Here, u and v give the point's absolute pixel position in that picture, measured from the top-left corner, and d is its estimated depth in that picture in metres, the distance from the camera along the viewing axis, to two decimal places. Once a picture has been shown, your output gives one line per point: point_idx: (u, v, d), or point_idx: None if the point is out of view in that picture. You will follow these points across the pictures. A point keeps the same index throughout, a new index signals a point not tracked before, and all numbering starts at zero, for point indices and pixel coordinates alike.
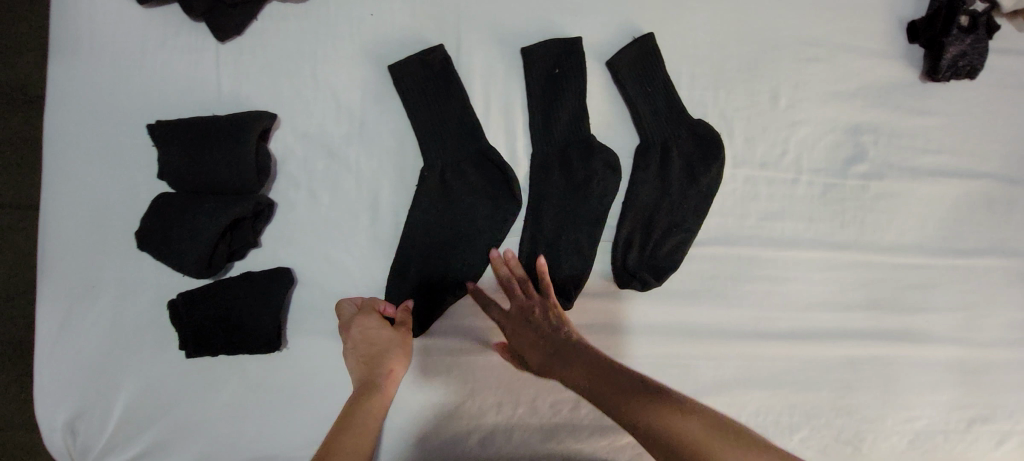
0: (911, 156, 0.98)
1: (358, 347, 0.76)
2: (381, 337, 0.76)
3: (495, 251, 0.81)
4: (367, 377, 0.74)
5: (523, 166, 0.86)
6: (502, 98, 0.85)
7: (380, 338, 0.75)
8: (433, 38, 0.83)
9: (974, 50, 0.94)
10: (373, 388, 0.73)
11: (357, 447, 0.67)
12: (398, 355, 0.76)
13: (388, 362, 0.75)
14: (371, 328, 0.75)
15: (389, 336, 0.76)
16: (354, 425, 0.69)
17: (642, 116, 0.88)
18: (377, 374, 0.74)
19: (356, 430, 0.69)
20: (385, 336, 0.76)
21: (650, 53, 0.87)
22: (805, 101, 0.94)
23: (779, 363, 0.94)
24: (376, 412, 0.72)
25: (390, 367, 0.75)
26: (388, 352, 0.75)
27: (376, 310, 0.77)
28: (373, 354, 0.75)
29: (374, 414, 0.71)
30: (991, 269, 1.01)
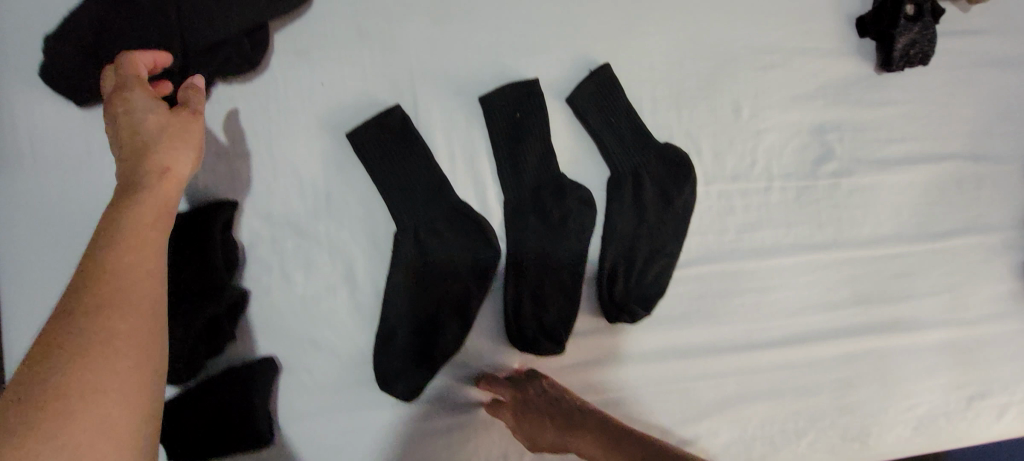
0: (877, 148, 0.99)
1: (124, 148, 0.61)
2: (147, 116, 0.61)
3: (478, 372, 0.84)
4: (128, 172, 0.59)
5: (496, 214, 0.85)
6: (466, 151, 0.84)
7: (148, 122, 0.61)
8: (388, 99, 0.81)
9: (923, 37, 0.96)
10: (139, 187, 0.58)
11: (122, 267, 0.53)
12: (178, 140, 0.62)
13: (163, 154, 0.60)
14: (133, 102, 0.62)
15: (160, 120, 0.62)
16: (117, 256, 0.53)
17: (609, 148, 0.87)
18: (147, 141, 0.61)
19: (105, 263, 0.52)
20: (156, 111, 0.62)
21: (609, 84, 0.87)
22: (767, 109, 0.95)
23: (777, 372, 0.94)
24: (154, 223, 0.57)
25: (162, 144, 0.61)
26: (158, 130, 0.61)
27: (140, 66, 0.66)
28: (138, 134, 0.61)
29: (146, 219, 0.56)
30: (969, 247, 1.02)
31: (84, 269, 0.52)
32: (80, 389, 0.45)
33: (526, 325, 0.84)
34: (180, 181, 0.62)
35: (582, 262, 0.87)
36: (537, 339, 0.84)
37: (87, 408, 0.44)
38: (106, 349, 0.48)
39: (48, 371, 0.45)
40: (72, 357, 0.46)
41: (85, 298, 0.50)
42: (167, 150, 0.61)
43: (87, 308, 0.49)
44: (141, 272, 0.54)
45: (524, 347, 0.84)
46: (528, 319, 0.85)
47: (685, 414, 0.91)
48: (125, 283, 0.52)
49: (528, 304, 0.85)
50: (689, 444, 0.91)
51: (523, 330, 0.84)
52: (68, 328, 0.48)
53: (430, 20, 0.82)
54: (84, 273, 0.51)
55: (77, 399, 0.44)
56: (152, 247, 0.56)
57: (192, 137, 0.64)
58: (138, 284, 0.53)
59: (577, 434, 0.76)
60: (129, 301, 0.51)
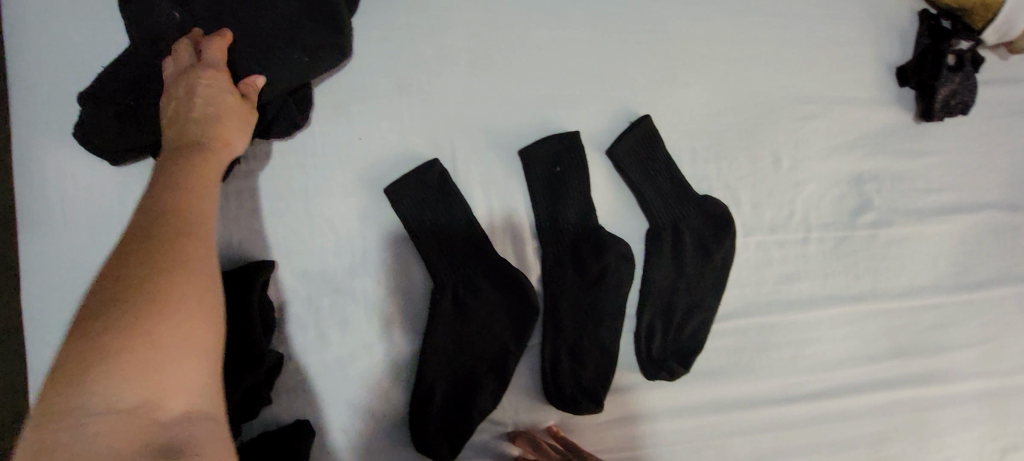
0: (915, 198, 0.98)
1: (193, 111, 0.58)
2: (218, 95, 0.60)
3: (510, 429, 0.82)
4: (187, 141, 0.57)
5: (534, 268, 0.83)
6: (505, 205, 0.82)
7: (223, 100, 0.60)
8: (426, 152, 0.79)
9: (964, 88, 0.94)
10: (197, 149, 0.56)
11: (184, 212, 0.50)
12: (244, 127, 0.62)
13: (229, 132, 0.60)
14: (214, 79, 0.61)
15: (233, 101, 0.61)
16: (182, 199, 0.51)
17: (649, 201, 0.86)
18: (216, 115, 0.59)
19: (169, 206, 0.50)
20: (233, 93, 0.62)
21: (650, 137, 0.85)
22: (806, 159, 0.93)
23: (815, 426, 0.93)
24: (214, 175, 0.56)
25: (232, 126, 0.60)
26: (231, 113, 0.60)
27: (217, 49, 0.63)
28: (213, 107, 0.59)
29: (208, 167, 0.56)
30: (1004, 297, 1.01)
31: (146, 210, 0.49)
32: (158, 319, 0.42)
33: (563, 383, 0.82)
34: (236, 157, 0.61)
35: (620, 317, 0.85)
36: (575, 398, 0.82)
37: (183, 328, 0.44)
38: (182, 281, 0.45)
39: (127, 300, 0.42)
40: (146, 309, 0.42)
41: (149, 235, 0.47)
42: (234, 132, 0.60)
43: (152, 249, 0.46)
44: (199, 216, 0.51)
45: (561, 406, 0.82)
46: (565, 377, 0.83)
47: None
48: (193, 224, 0.50)
49: (566, 362, 0.83)
50: None
51: (560, 388, 0.82)
52: (147, 265, 0.45)
53: (470, 72, 0.80)
54: (150, 213, 0.49)
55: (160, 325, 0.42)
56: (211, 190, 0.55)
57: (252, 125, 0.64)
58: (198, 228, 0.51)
59: None
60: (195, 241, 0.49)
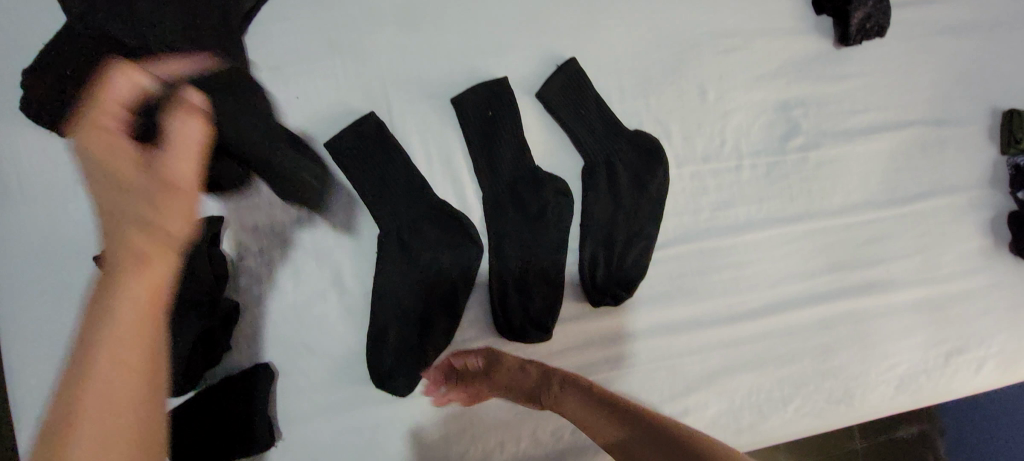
0: (841, 120, 1.02)
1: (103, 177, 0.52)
2: (119, 158, 0.51)
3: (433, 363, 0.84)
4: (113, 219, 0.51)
5: (475, 209, 0.88)
6: (443, 153, 0.87)
7: (139, 190, 0.52)
8: (362, 107, 0.84)
9: (878, 11, 0.99)
10: (128, 223, 0.51)
11: (120, 318, 0.49)
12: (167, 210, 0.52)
13: (142, 206, 0.52)
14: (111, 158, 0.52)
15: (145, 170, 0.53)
16: (117, 301, 0.49)
17: (581, 138, 0.90)
18: (121, 175, 0.52)
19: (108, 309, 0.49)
20: (127, 156, 0.52)
21: (576, 78, 0.89)
22: (732, 90, 0.98)
23: (760, 342, 0.98)
24: (157, 272, 0.51)
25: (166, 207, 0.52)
26: (157, 203, 0.52)
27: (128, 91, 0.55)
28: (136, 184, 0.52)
29: (137, 269, 0.50)
30: (936, 208, 1.06)
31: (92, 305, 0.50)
32: (102, 409, 0.46)
33: (512, 315, 0.87)
34: (177, 237, 0.53)
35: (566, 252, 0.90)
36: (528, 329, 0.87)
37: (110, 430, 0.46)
38: (115, 386, 0.47)
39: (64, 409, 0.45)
40: (74, 416, 0.45)
41: (88, 342, 0.48)
42: (171, 217, 0.52)
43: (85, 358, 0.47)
44: (142, 310, 0.50)
45: (512, 336, 0.87)
46: (514, 309, 0.87)
47: (674, 390, 0.94)
48: (116, 326, 0.48)
49: (514, 296, 0.88)
50: (679, 418, 0.94)
51: (510, 319, 0.87)
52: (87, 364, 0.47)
53: (398, 28, 0.85)
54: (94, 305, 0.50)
55: (101, 408, 0.46)
56: (153, 276, 0.51)
57: (181, 196, 0.54)
58: (138, 327, 0.50)
59: (568, 406, 0.78)
60: (121, 351, 0.48)
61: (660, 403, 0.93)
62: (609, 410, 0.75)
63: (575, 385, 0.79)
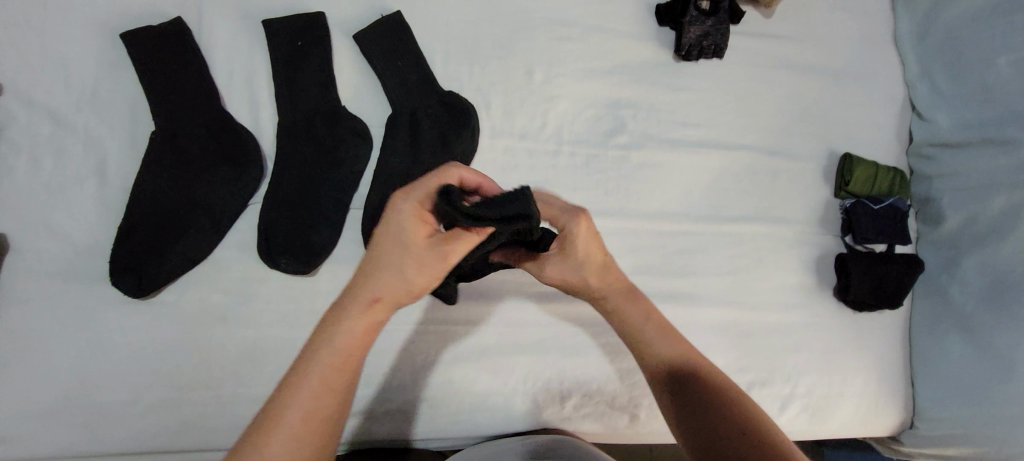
0: (671, 129, 1.04)
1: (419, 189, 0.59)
2: (399, 233, 0.59)
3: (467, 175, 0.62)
4: (381, 245, 0.60)
5: (267, 134, 0.88)
6: (245, 73, 0.87)
7: (400, 255, 0.59)
8: (172, 12, 0.86)
9: (716, 32, 1.03)
10: (388, 276, 0.59)
11: (331, 353, 0.56)
12: (421, 270, 0.60)
13: (411, 270, 0.59)
14: (395, 237, 0.59)
15: (415, 276, 0.59)
16: (348, 331, 0.57)
17: (390, 88, 0.92)
18: (407, 238, 0.59)
19: (368, 292, 0.59)
20: (418, 244, 0.59)
21: (397, 29, 0.92)
22: (560, 77, 1.00)
23: (548, 328, 0.94)
24: (388, 294, 0.59)
25: (415, 271, 0.59)
26: (410, 275, 0.59)
27: (459, 181, 0.61)
28: (376, 274, 0.59)
29: (412, 292, 0.60)
30: (758, 235, 1.05)
31: (317, 334, 0.57)
32: (298, 409, 0.53)
33: (275, 242, 0.84)
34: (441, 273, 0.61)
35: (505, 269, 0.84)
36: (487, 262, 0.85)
37: (296, 430, 0.52)
38: (325, 373, 0.55)
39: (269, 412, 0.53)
40: (270, 413, 0.53)
41: (315, 342, 0.57)
42: (422, 278, 0.60)
43: (315, 365, 0.55)
44: (341, 362, 0.56)
45: (268, 262, 0.84)
46: (280, 236, 0.85)
47: (441, 358, 0.90)
48: (345, 343, 0.56)
49: (283, 223, 0.85)
50: (441, 389, 0.90)
51: (271, 244, 0.84)
52: (307, 376, 0.54)
53: None
54: (320, 353, 0.56)
55: (292, 408, 0.53)
56: (356, 353, 0.57)
57: (443, 266, 0.60)
58: (342, 368, 0.56)
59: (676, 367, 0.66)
60: (330, 378, 0.55)
61: (420, 370, 0.89)
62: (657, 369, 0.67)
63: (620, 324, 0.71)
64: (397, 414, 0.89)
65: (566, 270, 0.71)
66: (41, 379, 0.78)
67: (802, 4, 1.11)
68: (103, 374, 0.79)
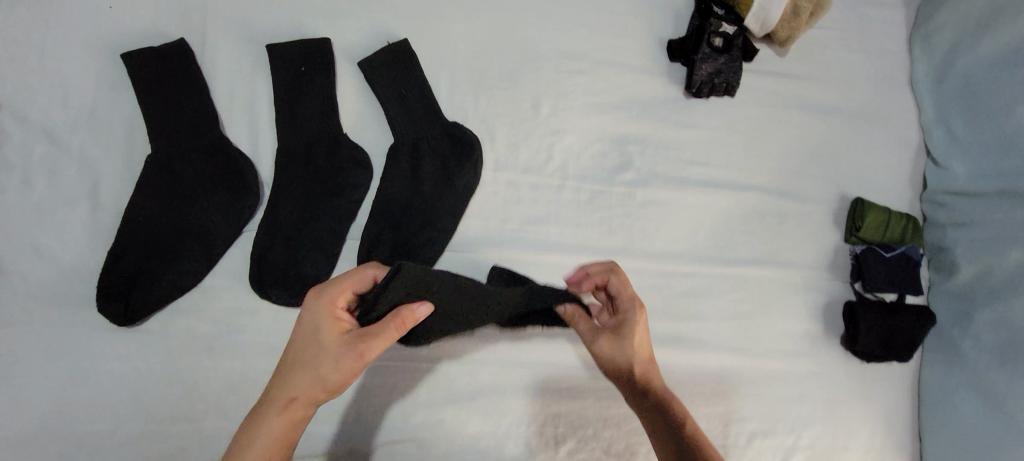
0: (678, 167, 1.01)
1: (334, 291, 0.69)
2: (311, 329, 0.68)
3: (371, 270, 0.71)
4: (303, 345, 0.68)
5: (265, 160, 0.86)
6: (246, 97, 0.86)
7: (311, 350, 0.67)
8: (175, 33, 0.85)
9: (729, 69, 1.01)
10: (301, 370, 0.67)
11: (263, 439, 0.64)
12: (331, 367, 0.66)
13: (325, 366, 0.66)
14: (309, 332, 0.68)
15: (330, 369, 0.66)
16: (276, 418, 0.66)
17: (393, 116, 0.90)
18: (321, 337, 0.67)
19: (287, 391, 0.67)
20: (326, 340, 0.67)
21: (403, 58, 0.90)
22: (567, 110, 0.98)
23: (543, 369, 0.91)
24: (303, 393, 0.66)
25: (325, 366, 0.66)
26: (321, 371, 0.66)
27: (371, 279, 0.71)
28: (294, 367, 0.67)
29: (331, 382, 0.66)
30: (764, 279, 1.02)
31: (246, 426, 0.66)
32: None
33: (268, 272, 0.82)
34: (358, 367, 0.66)
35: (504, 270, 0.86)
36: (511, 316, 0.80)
37: None
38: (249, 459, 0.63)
39: None
40: None
41: (249, 427, 0.66)
42: (334, 373, 0.66)
43: (238, 454, 0.64)
44: (265, 448, 0.64)
45: (260, 292, 0.82)
46: (273, 265, 0.82)
47: (430, 397, 0.88)
48: (265, 430, 0.65)
49: (278, 252, 0.83)
50: (431, 429, 0.87)
51: (264, 272, 0.82)
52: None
53: None
54: (245, 442, 0.64)
55: None
56: (273, 442, 0.65)
57: (357, 362, 0.66)
58: (265, 455, 0.64)
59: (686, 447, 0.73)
60: None
61: (410, 409, 0.87)
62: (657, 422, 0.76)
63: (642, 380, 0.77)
64: (385, 453, 0.85)
65: (619, 347, 0.77)
66: (19, 405, 0.75)
67: (816, 44, 1.09)
68: (84, 403, 0.77)
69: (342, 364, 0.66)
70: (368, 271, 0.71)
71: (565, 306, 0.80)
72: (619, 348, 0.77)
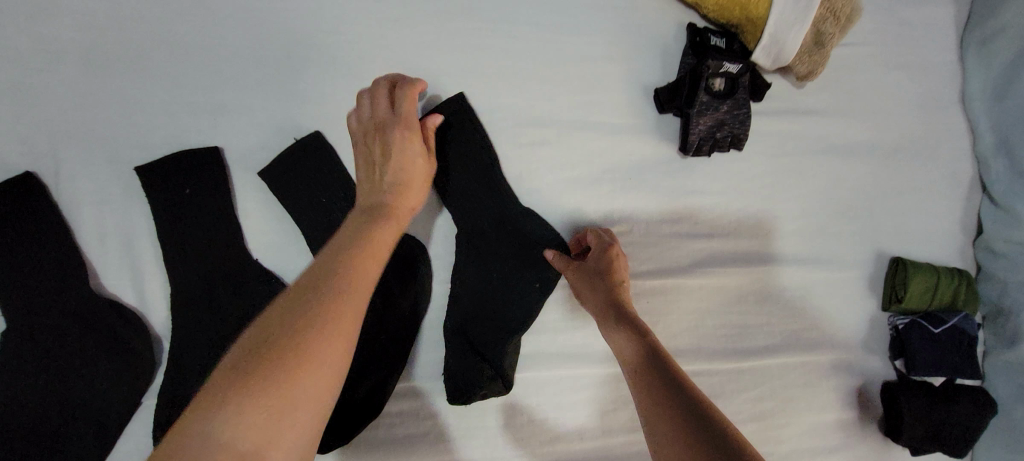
0: (677, 245, 0.83)
1: (397, 162, 0.66)
2: (400, 149, 0.66)
3: (422, 84, 0.69)
4: (370, 190, 0.66)
5: (158, 307, 0.69)
6: (121, 232, 0.68)
7: (399, 167, 0.66)
8: (20, 163, 0.67)
9: (733, 118, 0.80)
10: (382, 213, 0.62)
11: (331, 305, 0.49)
12: (408, 177, 0.66)
13: (411, 186, 0.66)
14: (382, 115, 0.67)
15: (411, 165, 0.67)
16: (339, 287, 0.50)
17: (313, 234, 0.71)
18: (407, 166, 0.66)
19: (364, 223, 0.60)
20: (400, 153, 0.66)
21: (317, 157, 0.71)
22: (533, 192, 0.79)
23: None
24: (382, 235, 0.59)
25: (404, 189, 0.66)
26: (394, 177, 0.66)
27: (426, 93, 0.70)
28: (375, 191, 0.65)
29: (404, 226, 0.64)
30: (786, 367, 0.86)
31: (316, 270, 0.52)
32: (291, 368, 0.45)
33: None
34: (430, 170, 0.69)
35: (546, 229, 0.77)
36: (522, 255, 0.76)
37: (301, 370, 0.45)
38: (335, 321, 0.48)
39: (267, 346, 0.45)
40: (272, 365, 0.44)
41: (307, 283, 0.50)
42: (415, 196, 0.67)
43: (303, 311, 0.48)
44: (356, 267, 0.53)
45: None
46: None
47: None
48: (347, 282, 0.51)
49: None
50: None
51: None
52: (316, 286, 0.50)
53: (87, 68, 0.68)
54: (299, 299, 0.49)
55: (284, 356, 0.45)
56: (358, 297, 0.51)
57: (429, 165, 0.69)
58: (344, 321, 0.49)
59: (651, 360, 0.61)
60: (335, 329, 0.48)
61: None
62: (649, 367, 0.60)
63: (628, 318, 0.66)
64: None
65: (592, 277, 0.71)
66: None
67: (842, 66, 0.87)
68: None
69: (422, 172, 0.68)
70: (421, 85, 0.69)
71: (551, 251, 0.74)
72: (594, 283, 0.71)
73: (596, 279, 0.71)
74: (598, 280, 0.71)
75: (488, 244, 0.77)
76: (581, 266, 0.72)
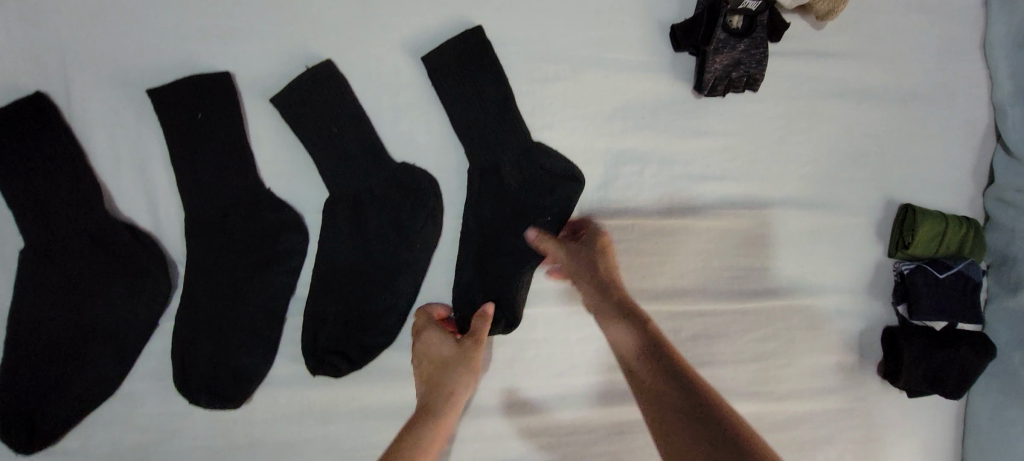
0: (686, 187, 0.83)
1: (437, 357, 0.70)
2: (438, 349, 0.70)
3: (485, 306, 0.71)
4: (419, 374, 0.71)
5: (172, 231, 0.70)
6: (133, 156, 0.69)
7: (438, 352, 0.70)
8: (29, 83, 0.66)
9: (750, 57, 0.79)
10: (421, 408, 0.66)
11: None
12: (452, 369, 0.68)
13: (450, 367, 0.69)
14: (429, 343, 0.71)
15: (451, 354, 0.69)
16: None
17: (326, 164, 0.72)
18: (445, 353, 0.70)
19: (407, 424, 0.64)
20: (439, 363, 0.69)
21: (329, 85, 0.71)
22: (545, 129, 0.79)
23: (531, 439, 0.80)
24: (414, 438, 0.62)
25: (447, 379, 0.68)
26: (440, 369, 0.69)
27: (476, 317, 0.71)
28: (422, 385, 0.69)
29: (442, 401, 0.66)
30: (789, 309, 0.87)
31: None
32: None
33: (193, 372, 0.69)
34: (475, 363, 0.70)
35: (560, 164, 0.77)
36: (535, 194, 0.76)
37: None
38: None
39: None
40: None
41: None
42: (459, 374, 0.68)
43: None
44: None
45: (187, 396, 0.70)
46: (201, 363, 0.69)
47: None
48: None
49: (202, 346, 0.69)
50: None
51: (190, 373, 0.69)
52: None
53: None
54: None
55: None
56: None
57: (472, 365, 0.69)
58: None
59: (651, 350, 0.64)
60: None
61: None
62: (651, 361, 0.62)
63: (620, 306, 0.68)
64: None
65: (583, 266, 0.72)
66: None
67: (862, 7, 0.85)
68: None
69: (465, 369, 0.69)
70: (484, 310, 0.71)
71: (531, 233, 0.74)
72: (585, 272, 0.72)
73: (586, 268, 0.72)
74: (589, 270, 0.72)
75: (500, 182, 0.76)
76: (571, 255, 0.73)
